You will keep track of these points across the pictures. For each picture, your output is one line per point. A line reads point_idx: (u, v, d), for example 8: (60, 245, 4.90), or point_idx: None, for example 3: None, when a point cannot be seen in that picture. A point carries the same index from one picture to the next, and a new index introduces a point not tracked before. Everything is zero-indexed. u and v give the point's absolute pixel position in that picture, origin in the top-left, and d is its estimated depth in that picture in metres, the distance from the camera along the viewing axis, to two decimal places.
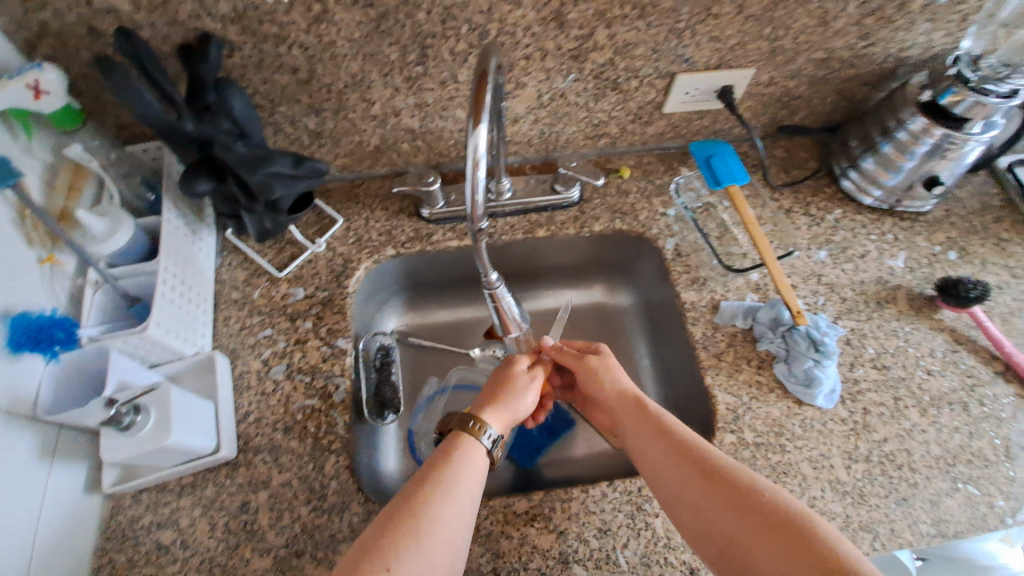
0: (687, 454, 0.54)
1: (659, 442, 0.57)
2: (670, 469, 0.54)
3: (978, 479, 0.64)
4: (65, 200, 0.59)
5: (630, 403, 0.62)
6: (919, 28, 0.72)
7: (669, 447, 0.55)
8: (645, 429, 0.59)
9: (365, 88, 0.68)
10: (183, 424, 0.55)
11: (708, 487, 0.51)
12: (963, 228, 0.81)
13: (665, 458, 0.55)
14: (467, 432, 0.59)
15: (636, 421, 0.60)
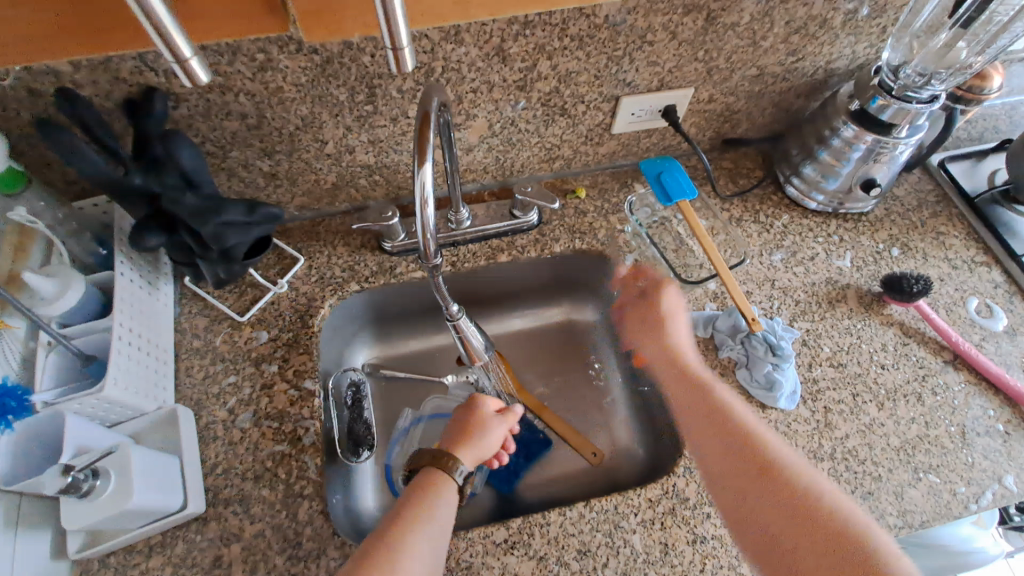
0: (726, 426, 0.65)
1: (706, 416, 0.67)
2: (711, 437, 0.65)
3: (937, 467, 0.67)
4: (13, 263, 0.58)
5: (682, 374, 0.72)
6: (843, 41, 0.76)
7: (714, 420, 0.66)
8: (693, 401, 0.69)
9: (317, 129, 0.69)
10: (146, 483, 0.54)
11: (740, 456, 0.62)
12: (903, 225, 0.86)
13: (710, 428, 0.66)
14: (441, 469, 0.62)
15: (684, 393, 0.70)
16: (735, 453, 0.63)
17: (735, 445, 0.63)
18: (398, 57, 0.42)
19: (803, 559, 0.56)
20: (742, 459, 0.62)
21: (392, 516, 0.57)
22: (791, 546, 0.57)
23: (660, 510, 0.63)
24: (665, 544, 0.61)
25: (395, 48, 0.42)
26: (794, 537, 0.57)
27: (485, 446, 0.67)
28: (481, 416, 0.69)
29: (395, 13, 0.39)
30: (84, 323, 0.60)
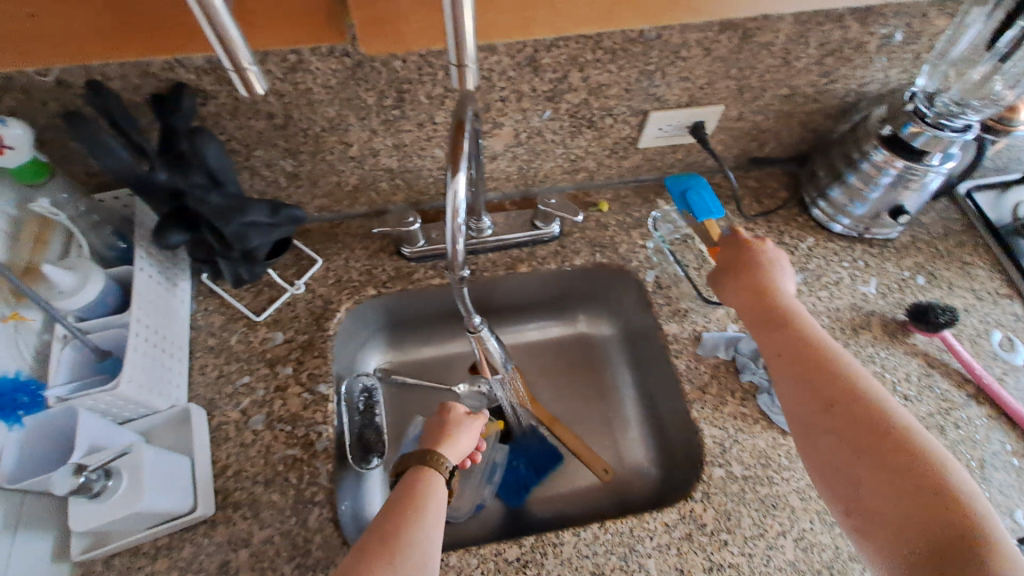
0: (822, 365, 0.55)
1: (798, 353, 0.57)
2: (800, 373, 0.55)
3: None
4: (31, 255, 0.57)
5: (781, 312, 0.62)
6: (876, 65, 0.75)
7: (808, 359, 0.56)
8: (787, 340, 0.59)
9: (343, 131, 0.68)
10: (158, 485, 0.53)
11: (831, 395, 0.53)
12: (929, 252, 0.84)
13: (803, 366, 0.56)
14: (427, 468, 0.60)
15: (778, 331, 0.60)
16: (830, 396, 0.52)
17: (833, 388, 0.53)
18: (462, 74, 0.41)
19: (882, 512, 0.46)
20: (837, 403, 0.52)
21: (385, 514, 0.55)
22: (872, 498, 0.47)
23: (677, 535, 0.62)
24: (682, 570, 0.60)
25: (461, 65, 0.40)
26: (884, 492, 0.47)
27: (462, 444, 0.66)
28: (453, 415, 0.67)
29: (465, 27, 0.38)
30: (101, 318, 0.59)
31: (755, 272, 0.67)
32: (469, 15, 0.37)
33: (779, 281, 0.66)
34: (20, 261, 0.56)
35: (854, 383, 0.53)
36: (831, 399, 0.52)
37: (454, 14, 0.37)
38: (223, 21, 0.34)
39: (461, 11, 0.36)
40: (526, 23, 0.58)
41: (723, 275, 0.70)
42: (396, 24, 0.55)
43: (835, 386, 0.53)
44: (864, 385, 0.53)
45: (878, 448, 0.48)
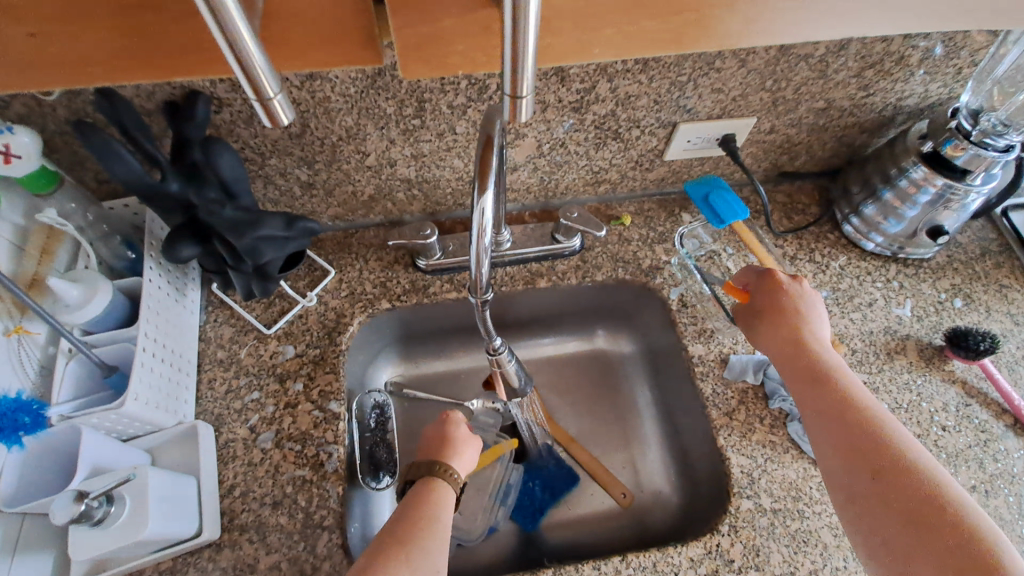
0: (855, 422, 0.53)
1: (830, 407, 0.55)
2: (832, 431, 0.53)
3: None
4: (37, 266, 0.55)
5: (810, 360, 0.59)
6: (916, 78, 0.72)
7: (840, 415, 0.54)
8: (818, 392, 0.57)
9: (360, 140, 0.66)
10: (162, 511, 0.51)
11: (863, 454, 0.51)
12: (966, 274, 0.80)
13: (837, 423, 0.54)
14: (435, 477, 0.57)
15: (810, 382, 0.58)
16: (866, 459, 0.50)
17: (869, 450, 0.51)
18: (516, 106, 0.37)
19: None
20: (872, 465, 0.50)
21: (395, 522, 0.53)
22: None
23: (702, 571, 0.59)
24: None
25: (514, 97, 0.37)
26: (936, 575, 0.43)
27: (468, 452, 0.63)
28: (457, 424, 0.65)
29: (525, 63, 0.34)
30: (108, 332, 0.58)
31: (784, 313, 0.64)
32: (532, 53, 0.33)
33: (811, 325, 0.63)
34: (26, 272, 0.54)
35: (889, 442, 0.51)
36: (866, 461, 0.50)
37: (514, 49, 0.33)
38: (246, 46, 0.30)
39: (522, 47, 0.33)
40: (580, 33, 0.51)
41: (751, 317, 0.66)
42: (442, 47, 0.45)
43: (869, 447, 0.51)
44: (899, 442, 0.50)
45: (917, 515, 0.46)
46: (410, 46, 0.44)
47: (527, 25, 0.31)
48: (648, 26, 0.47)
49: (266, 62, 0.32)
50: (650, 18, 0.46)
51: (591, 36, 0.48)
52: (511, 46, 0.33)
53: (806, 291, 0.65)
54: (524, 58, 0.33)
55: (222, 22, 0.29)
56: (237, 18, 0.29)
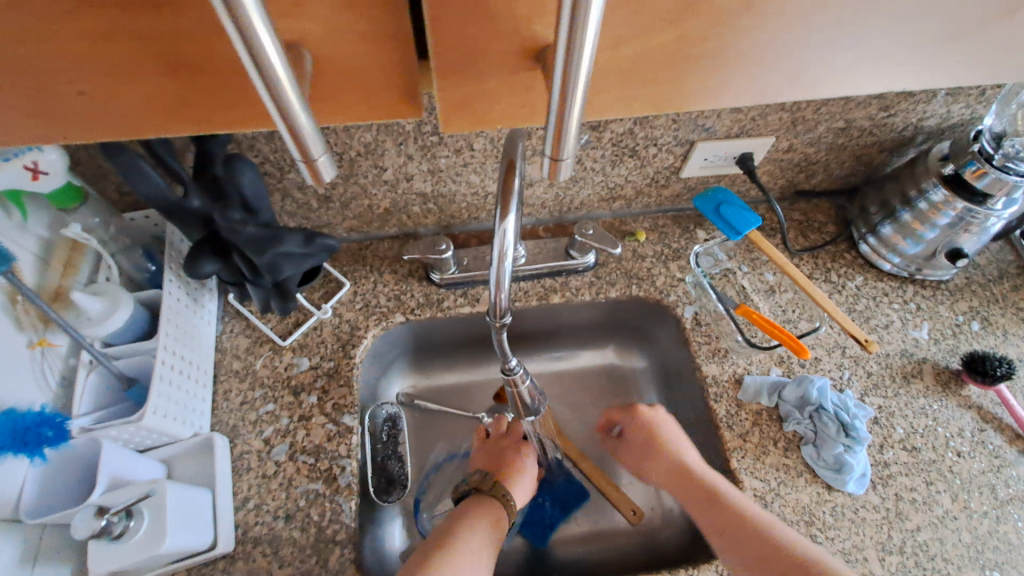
0: (740, 512, 0.60)
1: (713, 499, 0.62)
2: (727, 526, 0.59)
3: (1004, 565, 0.61)
4: (60, 278, 0.56)
5: (679, 465, 0.67)
6: (938, 100, 0.71)
7: (726, 508, 0.60)
8: (698, 491, 0.64)
9: (379, 155, 0.66)
10: (179, 524, 0.51)
11: (753, 541, 0.57)
12: (984, 297, 0.80)
13: (725, 518, 0.60)
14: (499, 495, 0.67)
15: (689, 484, 0.65)
16: (757, 546, 0.56)
17: (760, 541, 0.57)
18: (556, 167, 0.36)
19: None
20: (765, 551, 0.56)
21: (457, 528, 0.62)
22: None
23: None
24: None
25: (556, 159, 0.35)
26: None
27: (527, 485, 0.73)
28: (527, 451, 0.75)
29: (569, 127, 0.33)
30: (129, 344, 0.58)
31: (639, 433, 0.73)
32: (577, 114, 0.32)
33: (679, 449, 0.69)
34: (49, 285, 0.55)
35: (767, 525, 0.58)
36: (758, 549, 0.56)
37: (559, 109, 0.32)
38: (294, 111, 0.30)
39: (569, 109, 0.32)
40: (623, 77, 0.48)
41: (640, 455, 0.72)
42: (488, 102, 0.43)
43: (755, 534, 0.57)
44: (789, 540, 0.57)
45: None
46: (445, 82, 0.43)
47: (576, 82, 0.29)
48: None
49: (314, 128, 0.32)
50: None
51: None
52: (558, 102, 0.31)
53: (661, 413, 0.74)
54: (572, 111, 0.32)
55: (269, 80, 0.28)
56: (284, 79, 0.28)
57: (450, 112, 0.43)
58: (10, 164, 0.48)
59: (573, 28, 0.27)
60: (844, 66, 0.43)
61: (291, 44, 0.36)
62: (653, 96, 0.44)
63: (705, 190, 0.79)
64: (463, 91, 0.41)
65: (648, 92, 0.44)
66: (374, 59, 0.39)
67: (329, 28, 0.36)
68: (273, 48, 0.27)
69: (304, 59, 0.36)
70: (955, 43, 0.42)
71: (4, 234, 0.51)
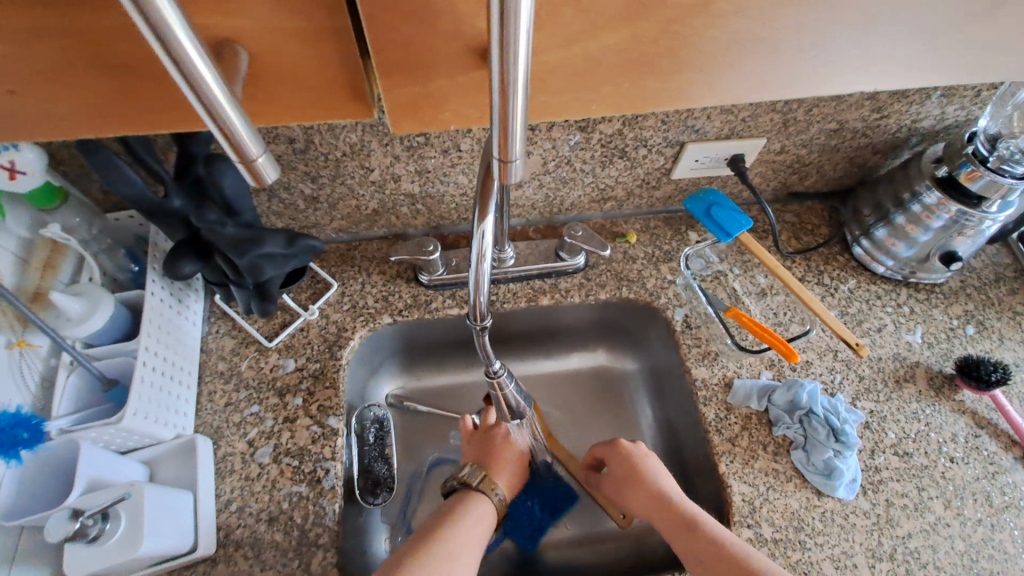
0: (725, 541, 0.58)
1: (695, 524, 0.60)
2: (706, 553, 0.57)
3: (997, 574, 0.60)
4: (40, 279, 0.56)
5: (662, 492, 0.66)
6: (932, 101, 0.70)
7: (709, 534, 0.59)
8: (682, 515, 0.62)
9: (364, 156, 0.65)
10: (157, 527, 0.51)
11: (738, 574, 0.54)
12: (979, 300, 0.79)
13: (705, 542, 0.58)
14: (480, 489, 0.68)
15: (672, 512, 0.63)
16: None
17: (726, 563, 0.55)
18: (507, 169, 0.36)
19: None
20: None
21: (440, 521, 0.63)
22: None
23: None
24: None
25: (506, 161, 0.36)
26: None
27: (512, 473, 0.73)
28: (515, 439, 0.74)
29: (513, 130, 0.33)
30: (110, 345, 0.58)
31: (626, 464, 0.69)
32: (520, 119, 0.32)
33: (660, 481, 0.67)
34: (28, 286, 0.54)
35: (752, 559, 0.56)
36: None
37: (502, 116, 0.32)
38: (224, 111, 0.30)
39: (511, 115, 0.32)
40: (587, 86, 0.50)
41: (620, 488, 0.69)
42: (435, 106, 0.43)
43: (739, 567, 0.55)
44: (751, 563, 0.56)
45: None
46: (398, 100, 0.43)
47: (514, 86, 0.30)
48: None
49: (247, 125, 0.32)
50: None
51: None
52: (500, 107, 0.32)
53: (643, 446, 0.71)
54: (514, 116, 0.32)
55: (206, 104, 0.29)
56: (210, 80, 0.28)
57: (398, 114, 0.43)
58: None
59: (504, 32, 0.27)
60: (821, 68, 0.43)
61: (224, 41, 0.36)
62: (613, 97, 0.45)
63: (697, 192, 0.78)
64: (409, 93, 0.42)
65: (606, 95, 0.44)
66: (313, 59, 0.39)
67: (264, 27, 0.36)
68: (192, 49, 0.27)
69: (238, 55, 0.36)
70: (927, 42, 0.42)
71: None
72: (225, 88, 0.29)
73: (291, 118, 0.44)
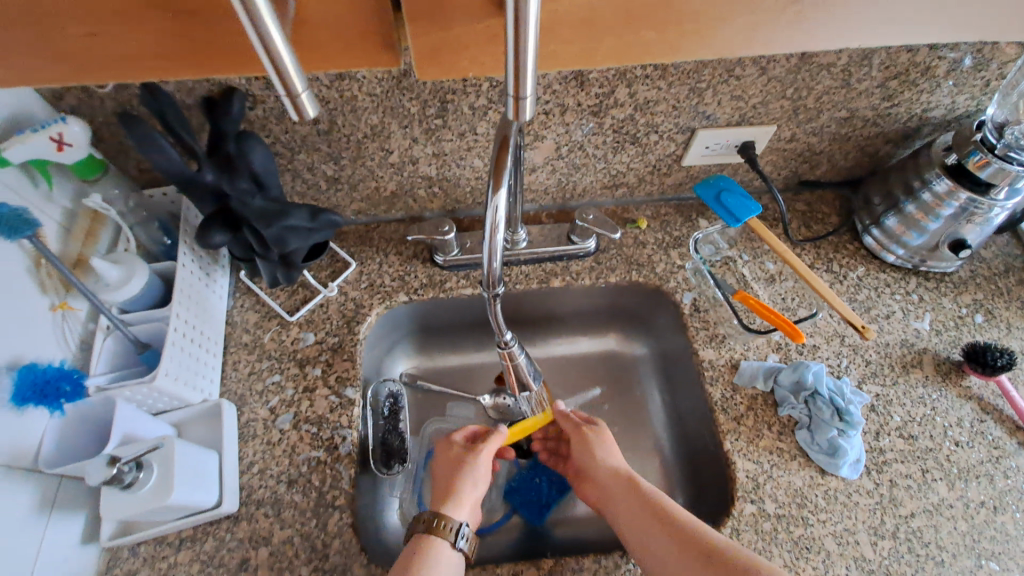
0: (686, 537, 0.55)
1: (650, 520, 0.58)
2: (662, 553, 0.55)
3: (999, 554, 0.61)
4: (81, 246, 0.59)
5: (619, 482, 0.64)
6: (943, 90, 0.71)
7: (665, 531, 0.57)
8: (638, 508, 0.60)
9: (384, 138, 0.68)
10: (186, 480, 0.54)
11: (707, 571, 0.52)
12: (989, 290, 0.79)
13: (660, 541, 0.56)
14: (433, 532, 0.58)
15: (628, 504, 0.61)
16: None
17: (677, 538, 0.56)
18: (518, 106, 0.39)
19: None
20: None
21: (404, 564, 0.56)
22: None
23: None
24: None
25: (518, 97, 0.39)
26: None
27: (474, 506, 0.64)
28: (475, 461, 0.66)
29: (526, 70, 0.36)
30: (143, 312, 0.61)
31: (584, 455, 0.68)
32: (532, 59, 0.36)
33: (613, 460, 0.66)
34: (71, 253, 0.58)
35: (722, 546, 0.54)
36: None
37: (516, 54, 0.35)
38: (279, 51, 0.33)
39: (524, 53, 0.35)
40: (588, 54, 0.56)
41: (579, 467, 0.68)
42: (454, 53, 0.53)
43: (706, 564, 0.53)
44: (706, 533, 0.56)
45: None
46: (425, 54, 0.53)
47: (527, 20, 0.33)
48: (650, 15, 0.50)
49: (297, 64, 0.35)
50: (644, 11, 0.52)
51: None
52: (514, 47, 0.35)
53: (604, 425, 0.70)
54: (527, 55, 0.35)
55: (285, 82, 0.35)
56: (268, 19, 0.32)
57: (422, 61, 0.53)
58: (37, 135, 0.51)
59: None
60: None
61: None
62: (613, 50, 0.56)
63: (707, 179, 0.80)
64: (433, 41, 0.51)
65: (607, 48, 0.55)
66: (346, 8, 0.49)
67: None
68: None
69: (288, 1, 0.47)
70: None
71: (30, 202, 0.54)
72: (281, 28, 0.33)
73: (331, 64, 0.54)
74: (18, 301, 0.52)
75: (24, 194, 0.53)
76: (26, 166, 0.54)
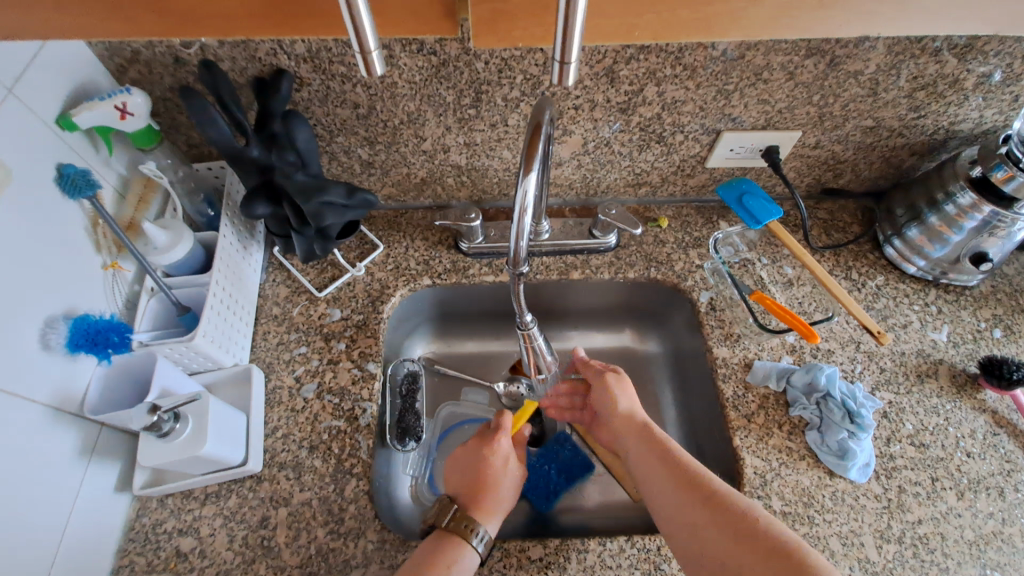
0: (692, 484, 0.57)
1: (660, 467, 0.60)
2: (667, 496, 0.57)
3: (1007, 567, 0.61)
4: (134, 211, 0.64)
5: (634, 432, 0.65)
6: (971, 104, 0.71)
7: (673, 477, 0.58)
8: (649, 456, 0.62)
9: (419, 125, 0.71)
10: (217, 435, 0.58)
11: (704, 510, 0.54)
12: (1010, 306, 0.79)
13: (666, 485, 0.58)
14: (458, 532, 0.58)
15: (640, 451, 0.63)
16: (712, 518, 0.53)
17: (681, 483, 0.57)
18: (563, 70, 0.40)
19: None
20: (718, 524, 0.53)
21: (429, 550, 0.57)
22: None
23: None
24: None
25: (563, 62, 0.40)
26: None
27: (500, 518, 0.63)
28: (503, 470, 0.66)
29: (574, 28, 0.38)
30: (185, 276, 0.65)
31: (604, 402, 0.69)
32: (581, 13, 0.37)
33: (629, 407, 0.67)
34: (124, 216, 0.63)
35: (725, 493, 0.55)
36: (713, 522, 0.53)
37: (566, 12, 0.37)
38: (359, 11, 0.37)
39: (574, 11, 0.37)
40: (628, 29, 0.53)
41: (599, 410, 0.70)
42: (510, 20, 0.52)
43: (706, 505, 0.54)
44: (714, 481, 0.57)
45: (778, 564, 0.49)
46: (482, 20, 0.51)
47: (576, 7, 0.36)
48: (682, 14, 0.52)
49: (371, 24, 0.38)
50: (686, 8, 0.52)
51: (636, 18, 0.52)
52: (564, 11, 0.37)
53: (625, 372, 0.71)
54: (575, 11, 0.37)
55: (360, 38, 0.38)
56: None
57: (479, 29, 0.52)
58: (103, 104, 0.56)
59: None
60: None
61: None
62: (652, 24, 0.53)
63: (729, 181, 0.81)
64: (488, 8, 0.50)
65: (647, 21, 0.53)
66: None
67: None
68: None
69: None
70: None
71: (90, 165, 0.59)
72: None
73: (393, 30, 0.53)
74: (77, 256, 0.57)
75: (85, 156, 0.58)
76: (91, 131, 0.59)
